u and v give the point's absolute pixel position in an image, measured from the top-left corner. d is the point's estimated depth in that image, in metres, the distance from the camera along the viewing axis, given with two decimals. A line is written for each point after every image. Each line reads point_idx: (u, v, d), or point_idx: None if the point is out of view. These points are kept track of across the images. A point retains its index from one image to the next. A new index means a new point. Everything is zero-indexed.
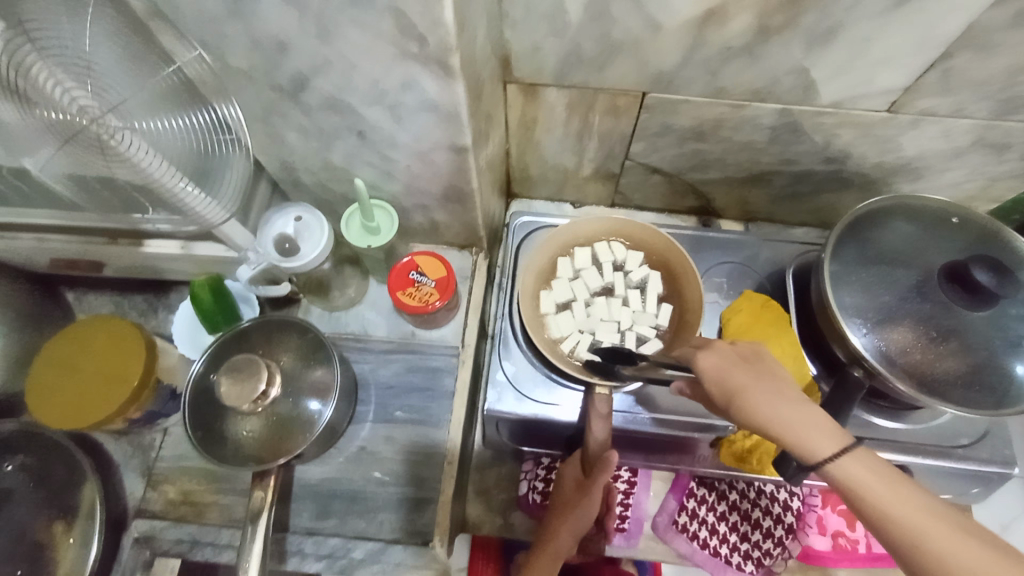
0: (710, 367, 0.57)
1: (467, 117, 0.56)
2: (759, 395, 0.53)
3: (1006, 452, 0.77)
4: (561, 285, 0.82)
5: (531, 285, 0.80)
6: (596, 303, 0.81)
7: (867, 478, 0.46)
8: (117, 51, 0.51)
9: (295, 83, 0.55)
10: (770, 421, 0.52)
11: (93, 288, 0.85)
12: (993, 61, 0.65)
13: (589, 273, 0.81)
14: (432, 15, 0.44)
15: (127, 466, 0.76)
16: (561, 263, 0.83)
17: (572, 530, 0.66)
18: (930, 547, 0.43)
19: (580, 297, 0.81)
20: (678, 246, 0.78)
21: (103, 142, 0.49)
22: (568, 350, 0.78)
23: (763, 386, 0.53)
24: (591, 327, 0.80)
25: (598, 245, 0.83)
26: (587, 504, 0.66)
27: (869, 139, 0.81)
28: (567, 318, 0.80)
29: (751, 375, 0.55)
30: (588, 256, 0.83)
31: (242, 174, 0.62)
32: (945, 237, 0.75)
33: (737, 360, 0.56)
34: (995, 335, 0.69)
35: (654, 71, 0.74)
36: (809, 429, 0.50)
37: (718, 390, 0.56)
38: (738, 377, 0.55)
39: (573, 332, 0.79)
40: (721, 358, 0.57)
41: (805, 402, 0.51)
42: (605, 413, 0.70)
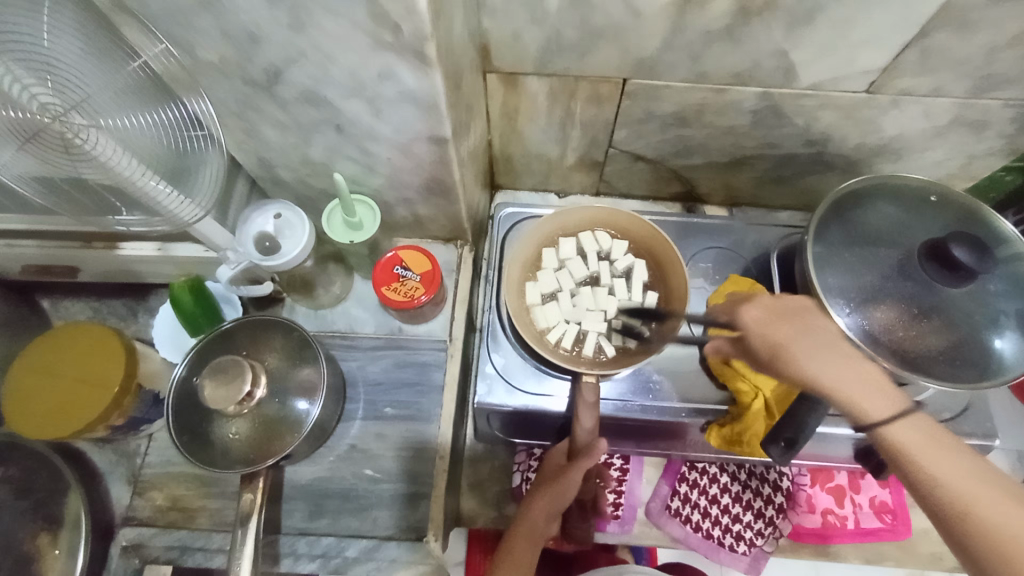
0: (753, 323, 0.62)
1: (447, 108, 0.55)
2: (805, 353, 0.59)
3: (987, 425, 0.79)
4: (547, 275, 0.81)
5: (517, 277, 0.80)
6: (582, 292, 0.80)
7: (911, 438, 0.53)
8: (78, 45, 0.49)
9: (269, 76, 0.53)
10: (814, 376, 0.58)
11: (71, 293, 0.82)
12: (969, 39, 0.66)
13: (575, 262, 0.81)
14: (406, 3, 0.43)
15: (112, 474, 0.75)
16: (546, 254, 0.83)
17: (550, 508, 0.69)
18: (963, 502, 0.49)
19: (566, 288, 0.81)
20: (660, 232, 0.78)
21: (66, 140, 0.48)
22: (555, 340, 0.78)
23: (806, 342, 0.59)
24: (577, 317, 0.79)
25: (582, 235, 0.83)
26: (567, 483, 0.68)
27: (851, 120, 0.81)
28: (554, 309, 0.80)
29: (792, 331, 0.60)
30: (573, 246, 0.82)
31: (217, 171, 0.61)
32: (926, 216, 0.76)
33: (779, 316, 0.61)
34: (975, 311, 0.70)
35: (637, 56, 0.73)
36: (861, 390, 0.56)
37: (763, 345, 0.61)
38: (780, 334, 0.60)
39: (560, 322, 0.79)
40: (765, 313, 0.62)
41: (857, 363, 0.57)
42: (593, 401, 0.70)
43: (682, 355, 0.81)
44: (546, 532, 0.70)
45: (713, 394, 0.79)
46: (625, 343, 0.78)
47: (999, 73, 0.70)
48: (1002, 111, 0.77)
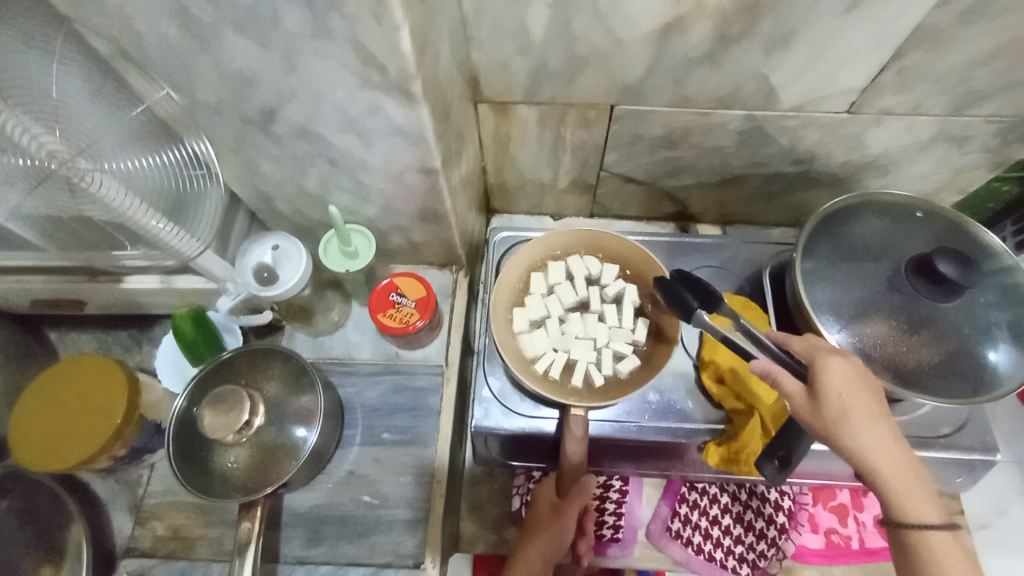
0: (834, 384, 0.59)
1: (435, 140, 0.57)
2: (869, 435, 0.58)
3: (987, 438, 0.78)
4: (536, 302, 0.82)
5: (506, 302, 0.82)
6: (570, 319, 0.81)
7: (939, 540, 0.56)
8: (85, 95, 0.53)
9: (264, 115, 0.56)
10: (869, 452, 0.57)
11: (77, 326, 0.85)
12: (942, 59, 0.68)
13: (563, 288, 0.82)
14: (391, 45, 0.45)
15: (114, 504, 0.75)
16: (534, 280, 0.83)
17: (546, 553, 0.68)
18: None
19: (555, 314, 0.81)
20: (652, 259, 0.80)
21: (71, 184, 0.51)
22: (543, 368, 0.78)
23: (873, 421, 0.58)
24: (566, 346, 0.80)
25: (571, 260, 0.83)
26: (565, 522, 0.69)
27: (835, 137, 0.83)
28: (542, 336, 0.80)
29: (867, 405, 0.58)
30: (562, 272, 0.83)
31: (218, 203, 0.63)
32: (913, 231, 0.77)
33: (860, 385, 0.59)
34: (967, 324, 0.71)
35: (621, 83, 0.75)
36: (912, 484, 0.57)
37: (834, 408, 0.58)
38: (856, 411, 0.58)
39: (547, 350, 0.79)
40: (846, 375, 0.59)
41: (910, 455, 0.59)
42: (581, 435, 0.71)
43: (675, 374, 0.81)
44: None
45: (710, 414, 0.79)
46: (615, 373, 0.78)
47: (976, 89, 0.72)
48: (983, 126, 0.79)
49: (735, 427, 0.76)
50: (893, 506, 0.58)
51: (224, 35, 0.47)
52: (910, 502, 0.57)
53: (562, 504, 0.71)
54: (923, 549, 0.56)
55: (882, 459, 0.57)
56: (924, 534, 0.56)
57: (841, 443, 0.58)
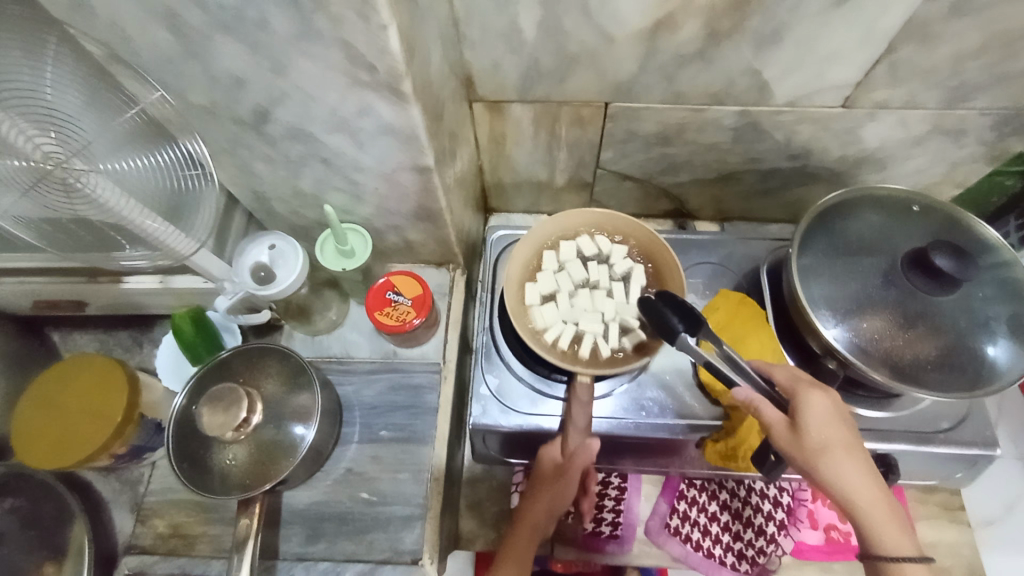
0: (815, 418, 0.62)
1: (426, 138, 0.58)
2: (844, 467, 0.61)
3: (987, 433, 0.78)
4: (546, 277, 0.81)
5: (516, 278, 0.80)
6: (580, 294, 0.80)
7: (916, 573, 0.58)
8: (80, 97, 0.54)
9: (257, 116, 0.56)
10: (845, 481, 0.61)
11: (78, 327, 0.86)
12: (936, 51, 0.68)
13: (574, 265, 0.81)
14: (378, 44, 0.46)
15: (116, 503, 0.76)
16: (546, 256, 0.82)
17: (549, 510, 0.69)
18: None
19: (565, 289, 0.81)
20: (662, 242, 0.78)
21: (66, 184, 0.51)
22: (552, 340, 0.78)
23: (849, 453, 0.62)
24: (575, 318, 0.79)
25: (581, 238, 0.82)
26: (564, 487, 0.69)
27: (830, 132, 0.82)
28: (551, 309, 0.80)
29: (843, 437, 0.62)
30: (573, 249, 0.82)
31: (214, 205, 0.65)
32: (910, 225, 0.77)
33: (837, 419, 0.63)
34: (963, 318, 0.70)
35: (613, 80, 0.76)
36: (887, 518, 0.60)
37: (815, 438, 0.62)
38: (834, 446, 0.62)
39: (557, 322, 0.79)
40: (826, 411, 0.63)
41: (884, 489, 0.62)
42: (587, 399, 0.73)
43: (672, 371, 0.81)
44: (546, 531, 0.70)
45: (707, 411, 0.79)
46: (621, 346, 0.77)
47: (970, 82, 0.72)
48: (978, 119, 0.78)
49: (732, 423, 0.76)
50: (869, 539, 0.61)
51: (212, 36, 0.47)
52: (881, 529, 0.60)
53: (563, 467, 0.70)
54: None
55: (857, 487, 0.61)
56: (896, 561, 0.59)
57: (819, 474, 0.61)
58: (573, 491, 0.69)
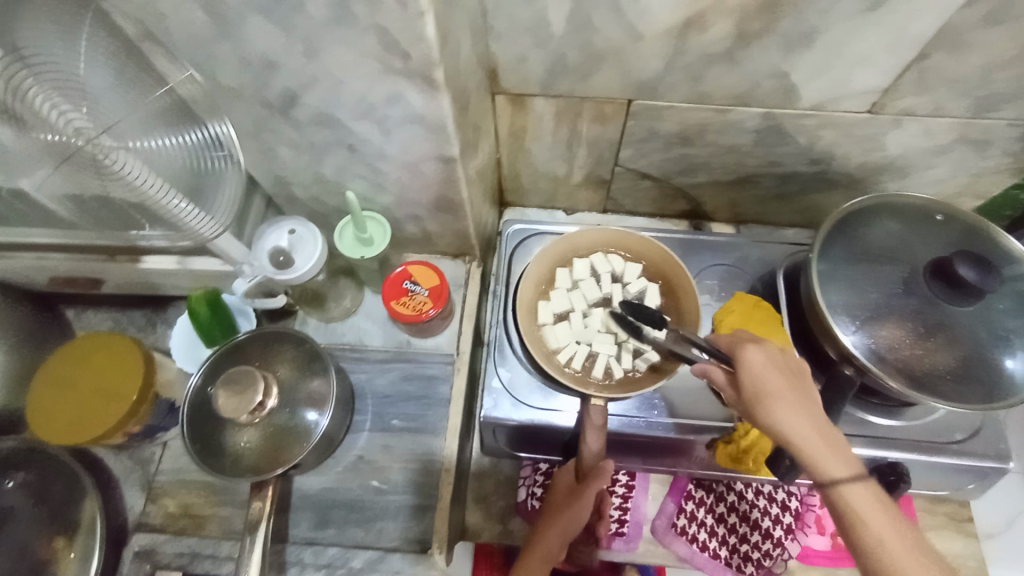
0: (750, 367, 0.62)
1: (453, 128, 0.57)
2: (788, 408, 0.59)
3: (1000, 446, 0.78)
4: (559, 295, 0.82)
5: (528, 295, 0.81)
6: (594, 313, 0.81)
7: (868, 508, 0.55)
8: (112, 75, 0.53)
9: (284, 100, 0.56)
10: (789, 426, 0.59)
11: (94, 305, 0.86)
12: (968, 59, 0.67)
13: (587, 284, 0.82)
14: (413, 31, 0.45)
15: (127, 480, 0.77)
16: (559, 274, 0.83)
17: (562, 534, 0.70)
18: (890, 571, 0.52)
19: (578, 308, 0.81)
20: (675, 258, 0.79)
21: (97, 162, 0.52)
22: (564, 360, 0.78)
23: (791, 398, 0.60)
24: (588, 338, 0.79)
25: (595, 257, 0.83)
26: (577, 509, 0.70)
27: (853, 138, 0.82)
28: (564, 328, 0.80)
29: (784, 382, 0.61)
30: (587, 267, 0.83)
31: (237, 187, 0.63)
32: (932, 234, 0.76)
33: (775, 366, 0.62)
34: (982, 329, 0.70)
35: (639, 77, 0.75)
36: (835, 456, 0.57)
37: (751, 386, 0.62)
38: (777, 390, 0.60)
39: (570, 343, 0.79)
40: (762, 360, 0.62)
41: (831, 428, 0.59)
42: (600, 424, 0.73)
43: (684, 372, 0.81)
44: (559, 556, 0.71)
45: (718, 412, 0.79)
46: (633, 368, 0.77)
47: (999, 92, 0.71)
48: (1005, 130, 0.78)
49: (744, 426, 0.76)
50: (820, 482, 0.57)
51: (247, 16, 0.47)
52: (831, 466, 0.57)
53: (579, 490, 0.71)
54: (852, 514, 0.55)
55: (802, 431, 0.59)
56: (849, 498, 0.55)
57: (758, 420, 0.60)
58: (587, 516, 0.70)
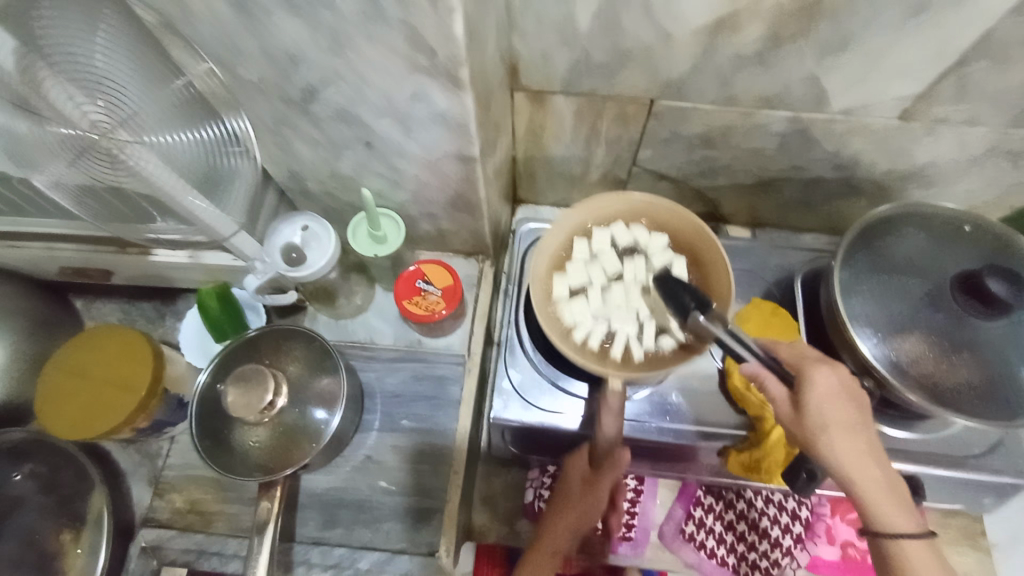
0: (818, 396, 0.60)
1: (476, 128, 0.56)
2: (851, 443, 0.60)
3: (1020, 464, 0.76)
4: (576, 267, 0.75)
5: (542, 269, 0.75)
6: (613, 289, 0.75)
7: (916, 551, 0.57)
8: (131, 63, 0.51)
9: (305, 95, 0.55)
10: (847, 464, 0.59)
11: (103, 295, 0.85)
12: (1010, 69, 0.64)
13: (607, 256, 0.75)
14: (443, 30, 0.44)
15: (134, 475, 0.76)
16: (576, 244, 0.76)
17: (574, 526, 0.70)
18: None
19: (596, 282, 0.75)
20: (709, 232, 0.72)
21: (111, 155, 0.50)
22: (580, 339, 0.73)
23: (853, 439, 0.60)
24: (607, 316, 0.74)
25: (616, 226, 0.76)
26: (593, 499, 0.70)
27: (882, 145, 0.80)
28: (581, 305, 0.74)
29: (846, 417, 0.60)
30: (607, 238, 0.77)
31: (250, 181, 0.65)
32: (959, 246, 0.74)
33: (843, 400, 0.61)
34: (1009, 346, 0.68)
35: (666, 78, 0.73)
36: (888, 497, 0.59)
37: (816, 418, 0.60)
38: (840, 420, 0.60)
39: (586, 320, 0.74)
40: (830, 392, 0.61)
41: (886, 468, 0.60)
42: (617, 410, 0.71)
43: (698, 377, 0.80)
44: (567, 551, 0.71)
45: (732, 419, 0.77)
46: (656, 349, 0.71)
47: None
48: None
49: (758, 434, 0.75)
50: (869, 518, 0.60)
51: (270, 9, 0.45)
52: (885, 509, 0.59)
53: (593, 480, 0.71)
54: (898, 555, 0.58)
55: (859, 470, 0.59)
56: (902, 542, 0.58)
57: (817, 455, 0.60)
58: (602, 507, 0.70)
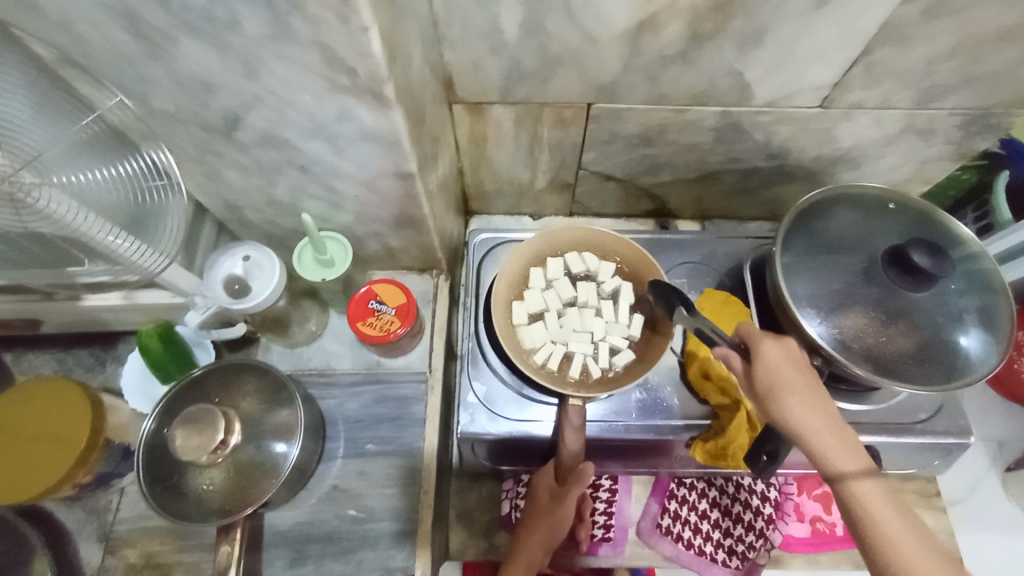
0: (766, 359, 0.61)
1: (409, 143, 0.55)
2: (802, 401, 0.59)
3: (961, 422, 0.81)
4: (533, 295, 0.80)
5: (503, 297, 0.79)
6: (568, 313, 0.80)
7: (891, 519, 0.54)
8: (28, 104, 0.49)
9: (227, 122, 0.53)
10: (800, 424, 0.59)
11: (34, 347, 0.80)
12: (909, 54, 0.69)
13: (562, 282, 0.80)
14: (359, 47, 0.44)
15: (81, 533, 0.71)
16: (533, 273, 0.82)
17: (546, 539, 0.71)
18: None
19: (553, 308, 0.80)
20: (650, 256, 0.79)
21: (15, 199, 0.48)
22: (540, 361, 0.77)
23: (805, 398, 0.59)
24: (564, 338, 0.78)
25: (569, 255, 0.82)
26: (561, 514, 0.71)
27: (807, 133, 0.84)
28: (539, 329, 0.79)
29: (796, 379, 0.60)
30: (560, 267, 0.82)
31: (181, 216, 0.59)
32: (887, 222, 0.79)
33: (790, 362, 0.61)
34: (939, 313, 0.72)
35: (596, 81, 0.75)
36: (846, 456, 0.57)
37: (764, 380, 0.61)
38: (787, 379, 0.60)
39: (546, 342, 0.78)
40: (777, 354, 0.61)
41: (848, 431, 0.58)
42: (578, 423, 0.71)
43: (661, 371, 0.81)
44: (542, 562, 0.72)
45: (696, 410, 0.79)
46: (610, 367, 0.77)
47: (940, 83, 0.74)
48: (947, 119, 0.80)
49: (721, 422, 0.76)
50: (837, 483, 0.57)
51: (177, 35, 0.44)
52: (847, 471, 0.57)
53: (560, 494, 0.72)
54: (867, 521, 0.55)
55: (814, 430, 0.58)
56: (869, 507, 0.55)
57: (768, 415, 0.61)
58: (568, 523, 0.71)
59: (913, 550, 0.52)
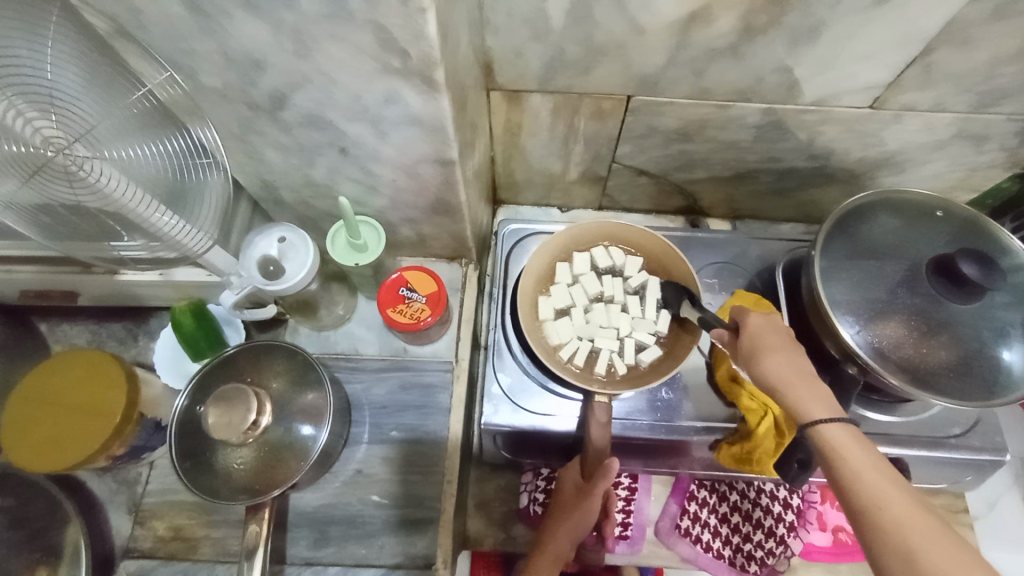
0: (751, 324, 0.63)
1: (453, 130, 0.54)
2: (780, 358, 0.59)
3: (997, 439, 0.78)
4: (559, 290, 0.79)
5: (528, 292, 0.79)
6: (595, 309, 0.79)
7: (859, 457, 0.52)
8: (82, 78, 0.48)
9: (272, 101, 0.53)
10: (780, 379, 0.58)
11: (68, 318, 0.81)
12: (971, 55, 0.66)
13: (588, 277, 0.79)
14: (414, 29, 0.42)
15: (112, 503, 0.73)
16: (559, 268, 0.81)
17: (571, 533, 0.71)
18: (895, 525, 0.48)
19: (579, 303, 0.79)
20: (677, 251, 0.77)
21: (68, 172, 0.48)
22: (567, 357, 0.76)
23: (786, 356, 0.59)
24: (590, 334, 0.78)
25: (595, 250, 0.81)
26: (585, 512, 0.70)
27: (854, 134, 0.81)
28: (566, 324, 0.78)
29: (779, 341, 0.61)
30: (586, 261, 0.81)
31: (221, 196, 0.61)
32: (932, 230, 0.76)
33: (775, 327, 0.62)
34: (982, 326, 0.70)
35: (639, 73, 0.73)
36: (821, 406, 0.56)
37: (748, 343, 0.62)
38: (769, 340, 0.61)
39: (572, 339, 0.77)
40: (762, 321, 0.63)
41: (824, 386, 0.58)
42: (604, 420, 0.71)
43: (687, 373, 0.80)
44: (569, 554, 0.72)
45: (721, 412, 0.78)
46: (637, 363, 0.76)
47: (1001, 87, 0.71)
48: (1003, 125, 0.77)
49: (746, 427, 0.74)
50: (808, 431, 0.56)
51: (231, 11, 0.43)
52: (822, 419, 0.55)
53: (585, 489, 0.70)
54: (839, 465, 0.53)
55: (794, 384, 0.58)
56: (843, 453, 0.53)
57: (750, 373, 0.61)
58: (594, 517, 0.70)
59: (886, 491, 0.49)
